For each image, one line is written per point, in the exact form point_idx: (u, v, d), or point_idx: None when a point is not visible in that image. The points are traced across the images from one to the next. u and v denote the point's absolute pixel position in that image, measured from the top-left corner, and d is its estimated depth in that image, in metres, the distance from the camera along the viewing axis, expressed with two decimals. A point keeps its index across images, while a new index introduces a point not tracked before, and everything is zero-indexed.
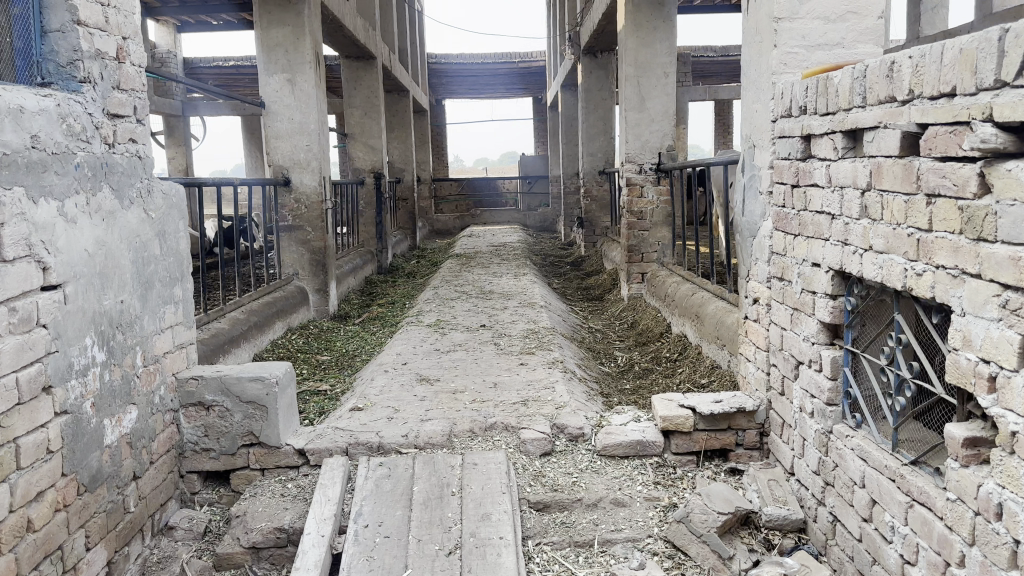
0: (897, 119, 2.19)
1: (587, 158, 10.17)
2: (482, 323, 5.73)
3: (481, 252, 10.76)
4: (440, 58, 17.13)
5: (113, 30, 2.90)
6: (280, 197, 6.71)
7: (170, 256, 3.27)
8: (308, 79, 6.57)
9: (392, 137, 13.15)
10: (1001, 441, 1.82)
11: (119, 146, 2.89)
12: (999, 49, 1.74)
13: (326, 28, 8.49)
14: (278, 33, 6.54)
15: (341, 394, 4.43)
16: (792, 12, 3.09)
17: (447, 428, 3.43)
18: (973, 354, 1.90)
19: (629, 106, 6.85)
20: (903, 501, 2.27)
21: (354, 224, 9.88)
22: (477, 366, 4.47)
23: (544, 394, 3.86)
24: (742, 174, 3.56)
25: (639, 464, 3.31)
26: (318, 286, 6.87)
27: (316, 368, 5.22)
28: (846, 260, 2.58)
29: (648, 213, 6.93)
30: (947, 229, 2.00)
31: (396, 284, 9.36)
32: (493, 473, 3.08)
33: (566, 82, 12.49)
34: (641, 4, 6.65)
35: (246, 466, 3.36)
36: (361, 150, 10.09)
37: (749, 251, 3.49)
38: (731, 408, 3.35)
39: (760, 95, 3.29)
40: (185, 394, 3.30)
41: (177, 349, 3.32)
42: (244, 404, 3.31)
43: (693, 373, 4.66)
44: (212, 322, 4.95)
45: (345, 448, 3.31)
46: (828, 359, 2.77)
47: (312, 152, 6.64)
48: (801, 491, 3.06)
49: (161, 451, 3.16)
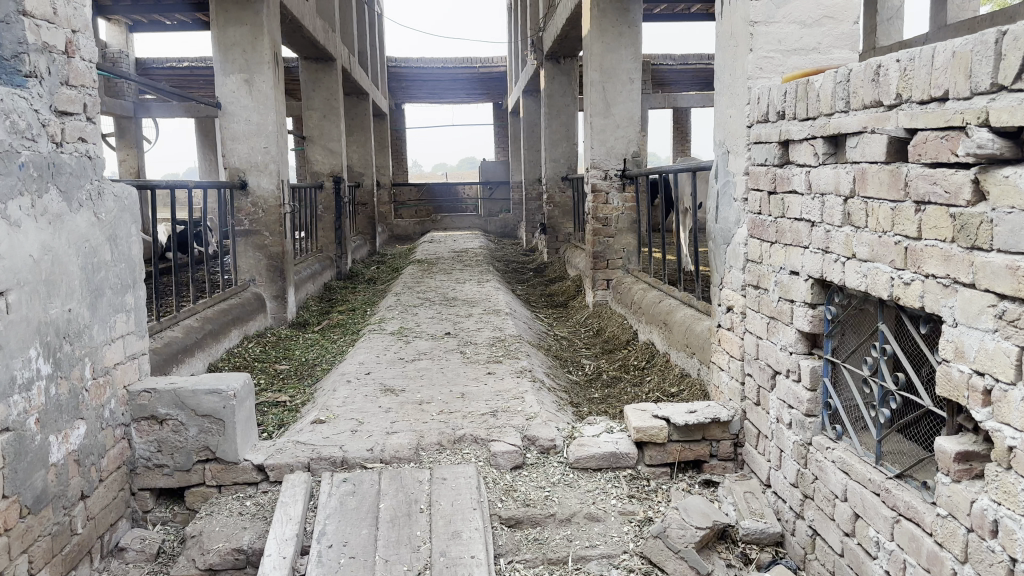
0: (884, 124, 2.14)
1: (550, 164, 10.09)
2: (447, 331, 5.61)
3: (443, 258, 10.63)
4: (399, 61, 16.97)
5: (62, 23, 2.72)
6: (237, 200, 6.51)
7: (122, 262, 3.09)
8: (266, 80, 6.39)
9: (352, 141, 12.94)
10: (997, 456, 1.77)
11: (67, 146, 2.72)
12: (996, 51, 1.70)
13: (285, 28, 8.30)
14: (235, 32, 6.34)
15: (301, 405, 4.26)
16: (768, 16, 3.05)
17: (413, 441, 3.31)
18: (966, 366, 1.85)
19: (594, 111, 6.80)
20: (889, 517, 2.21)
21: (313, 229, 9.69)
22: (443, 376, 4.35)
23: (514, 404, 3.76)
24: (716, 180, 3.50)
25: (612, 476, 3.22)
26: (275, 293, 6.68)
27: (274, 378, 5.05)
28: (826, 268, 2.53)
29: (613, 219, 6.84)
30: (937, 237, 1.95)
31: (355, 290, 9.19)
32: (462, 488, 2.96)
33: (528, 87, 12.43)
34: (606, 9, 6.62)
35: (202, 482, 3.19)
36: (320, 154, 9.92)
37: (723, 258, 3.43)
38: (706, 419, 3.28)
39: (735, 101, 3.25)
40: (137, 408, 3.13)
41: (129, 360, 3.14)
42: (199, 418, 3.14)
43: (663, 382, 4.60)
44: (165, 330, 4.76)
45: (308, 463, 3.16)
46: (807, 368, 2.71)
47: (270, 155, 6.46)
48: (778, 503, 2.99)
49: (112, 468, 2.98)
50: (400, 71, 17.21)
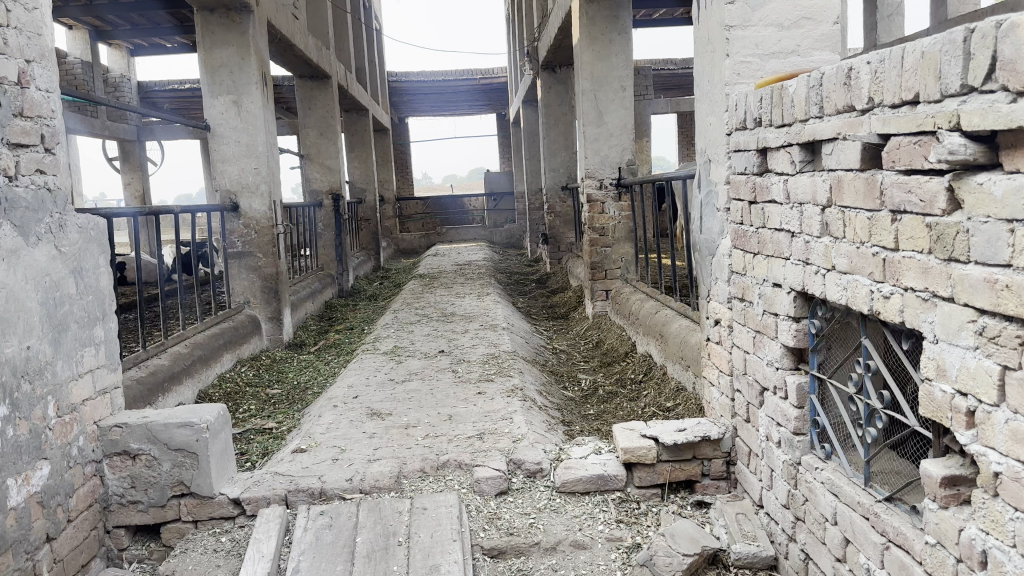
0: (857, 129, 2.04)
1: (549, 174, 10.01)
2: (441, 349, 5.51)
3: (445, 272, 10.52)
4: (399, 76, 16.99)
5: (14, 53, 2.65)
6: (228, 222, 6.44)
7: (89, 295, 3.02)
8: (255, 101, 6.34)
9: (353, 157, 12.89)
10: (983, 482, 1.65)
11: (22, 179, 2.65)
12: (965, 51, 1.60)
13: (276, 47, 8.26)
14: (222, 53, 6.29)
15: (287, 432, 4.17)
16: (744, 19, 2.96)
17: (395, 469, 3.21)
18: (948, 386, 1.74)
19: (587, 120, 6.69)
20: (879, 543, 2.09)
21: (313, 247, 9.62)
22: (431, 398, 4.24)
23: (502, 426, 3.65)
24: (699, 189, 3.40)
25: (601, 500, 3.10)
26: (270, 314, 6.62)
27: (265, 404, 4.98)
28: (807, 281, 2.42)
29: (609, 228, 6.73)
30: (915, 248, 1.84)
31: (356, 308, 9.11)
32: (443, 518, 2.86)
33: (527, 97, 12.36)
34: (595, 17, 6.56)
35: (178, 518, 3.10)
36: (318, 172, 9.88)
37: (709, 270, 3.32)
38: (695, 437, 3.16)
39: (714, 108, 3.14)
40: (108, 443, 3.05)
41: (99, 395, 3.07)
42: (172, 451, 3.06)
43: (659, 397, 4.47)
44: (151, 359, 4.69)
45: (285, 495, 3.07)
46: (793, 386, 2.60)
47: (261, 175, 6.39)
48: (771, 525, 2.87)
49: (82, 507, 2.90)
50: (401, 86, 17.23)
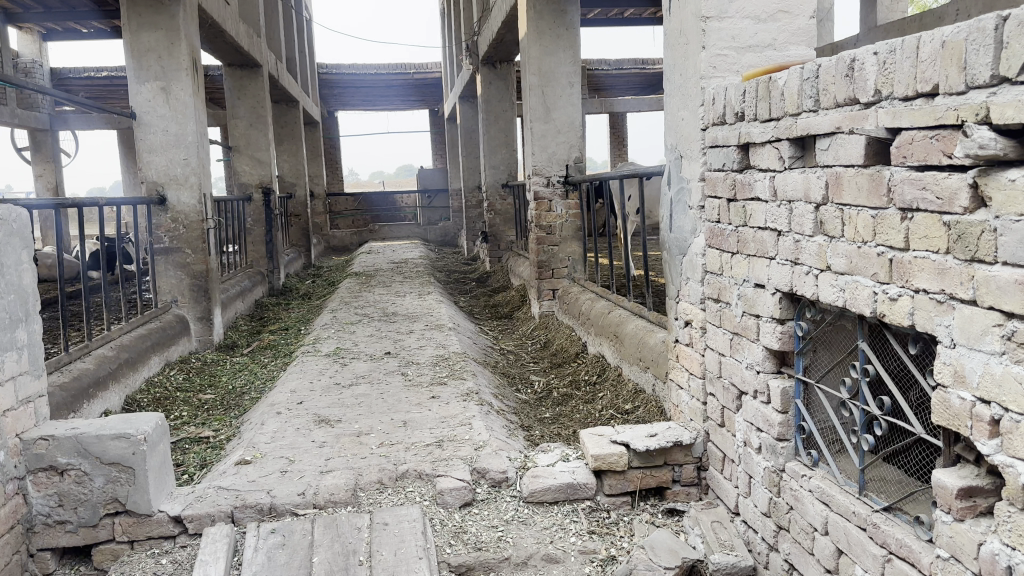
0: (862, 123, 1.94)
1: (489, 171, 9.84)
2: (386, 350, 5.29)
3: (382, 270, 10.23)
4: (330, 67, 16.48)
5: None
6: (155, 216, 6.06)
7: (10, 294, 2.73)
8: (184, 88, 5.97)
9: (282, 150, 12.44)
10: (1009, 495, 1.57)
11: None
12: (996, 39, 1.51)
13: (206, 34, 7.84)
14: (149, 36, 5.90)
15: (226, 442, 3.91)
16: (721, 10, 2.86)
17: (351, 480, 3.01)
18: (968, 393, 1.65)
19: (535, 116, 6.55)
20: (878, 554, 2.01)
21: (241, 242, 9.20)
22: (383, 403, 4.03)
23: (461, 433, 3.48)
24: (668, 187, 3.30)
25: (570, 510, 2.97)
26: (199, 314, 6.25)
27: (198, 411, 4.68)
28: (796, 281, 2.33)
29: (556, 227, 6.58)
30: (928, 248, 1.75)
31: (289, 307, 8.77)
32: (406, 534, 2.68)
33: (464, 93, 12.15)
34: (544, 11, 6.39)
35: (112, 538, 2.81)
36: (247, 164, 9.48)
37: (679, 269, 3.22)
38: (667, 442, 3.06)
39: (687, 102, 3.04)
40: (33, 457, 2.77)
41: (22, 406, 2.77)
42: (104, 466, 2.78)
43: (616, 399, 4.36)
44: (74, 362, 4.34)
45: (231, 512, 2.82)
46: (778, 390, 2.52)
47: (190, 167, 6.03)
48: (748, 533, 2.78)
49: (2, 530, 2.60)
50: (331, 78, 16.77)
